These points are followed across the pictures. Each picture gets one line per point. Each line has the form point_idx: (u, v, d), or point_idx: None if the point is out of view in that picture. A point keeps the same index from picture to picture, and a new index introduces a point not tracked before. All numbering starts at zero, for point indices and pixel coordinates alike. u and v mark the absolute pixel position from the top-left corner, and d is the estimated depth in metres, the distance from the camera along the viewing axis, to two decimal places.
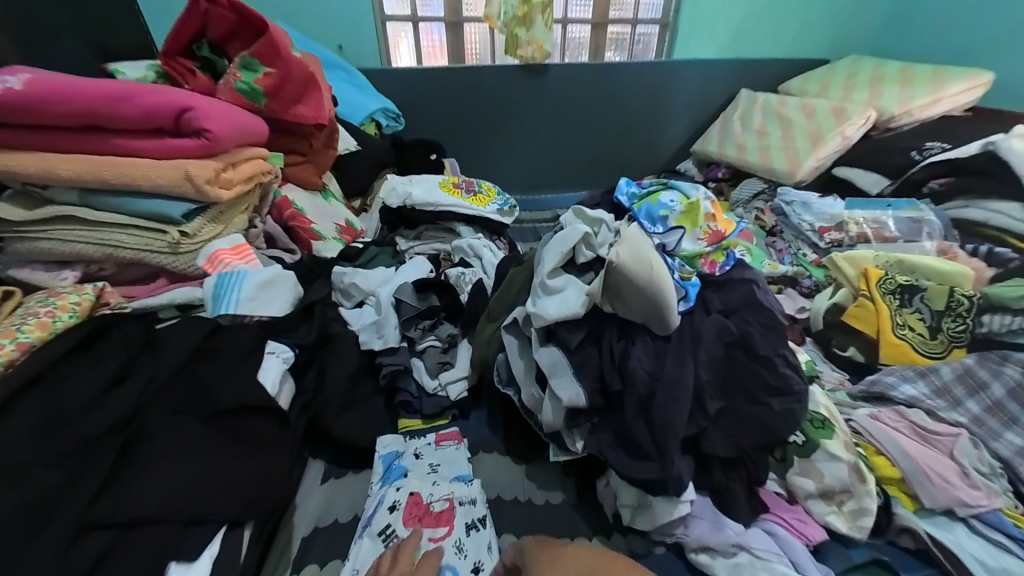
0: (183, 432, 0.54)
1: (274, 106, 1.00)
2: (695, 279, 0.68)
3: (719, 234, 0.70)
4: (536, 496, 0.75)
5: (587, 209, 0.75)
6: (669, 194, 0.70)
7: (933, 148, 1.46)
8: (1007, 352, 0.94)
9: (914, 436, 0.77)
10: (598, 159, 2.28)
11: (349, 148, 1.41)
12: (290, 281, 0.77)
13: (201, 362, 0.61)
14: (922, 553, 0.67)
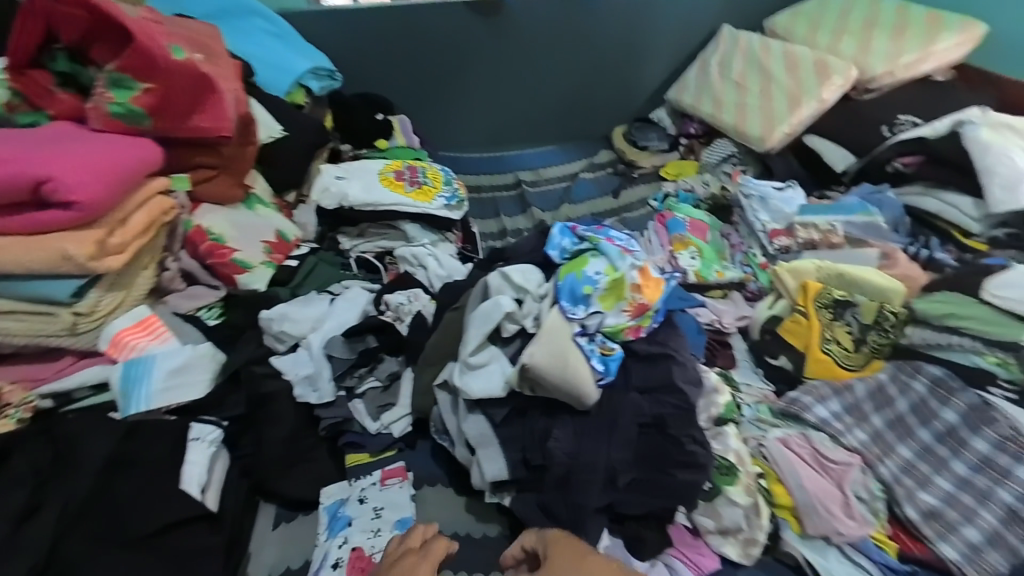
0: (108, 564, 0.59)
1: (165, 126, 0.87)
2: (618, 351, 0.68)
3: (644, 305, 0.70)
4: (475, 529, 0.81)
5: (512, 270, 0.72)
6: (593, 268, 0.68)
7: (904, 123, 1.39)
8: (922, 363, 0.98)
9: (814, 462, 0.85)
10: (567, 108, 2.04)
11: (272, 135, 1.25)
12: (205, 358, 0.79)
13: (118, 476, 0.65)
14: (798, 568, 0.79)
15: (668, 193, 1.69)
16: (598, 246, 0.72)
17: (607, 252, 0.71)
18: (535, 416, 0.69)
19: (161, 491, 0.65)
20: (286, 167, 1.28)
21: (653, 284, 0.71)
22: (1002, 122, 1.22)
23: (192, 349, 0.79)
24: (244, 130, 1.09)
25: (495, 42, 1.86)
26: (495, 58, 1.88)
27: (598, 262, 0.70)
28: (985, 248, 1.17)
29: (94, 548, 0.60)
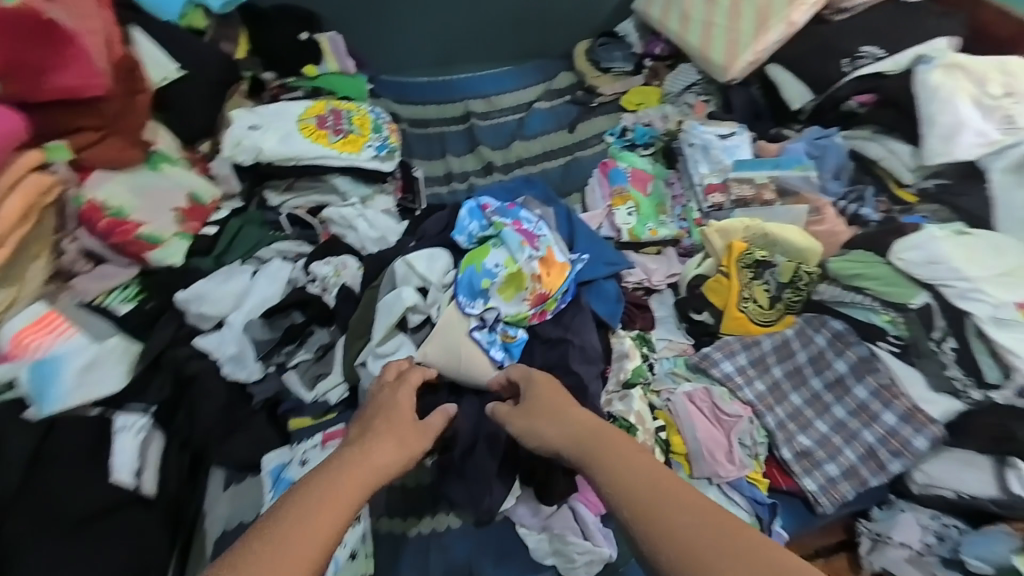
0: (47, 549, 0.68)
1: (21, 86, 0.85)
2: (520, 337, 0.79)
3: (542, 293, 0.81)
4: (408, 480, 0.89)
5: (415, 262, 0.86)
6: (490, 263, 0.82)
7: (865, 56, 1.30)
8: (828, 318, 1.04)
9: (711, 416, 0.96)
10: (522, 20, 1.81)
11: (168, 77, 1.11)
12: (117, 351, 0.84)
13: (43, 471, 0.72)
14: None
15: (627, 128, 1.56)
16: (499, 242, 0.85)
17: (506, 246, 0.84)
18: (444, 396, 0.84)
19: (89, 480, 0.73)
20: (185, 110, 1.13)
21: (551, 272, 0.82)
22: (958, 63, 1.16)
23: (102, 344, 0.83)
24: (128, 77, 0.97)
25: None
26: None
27: (497, 257, 0.83)
28: (914, 200, 1.17)
29: (33, 534, 0.69)
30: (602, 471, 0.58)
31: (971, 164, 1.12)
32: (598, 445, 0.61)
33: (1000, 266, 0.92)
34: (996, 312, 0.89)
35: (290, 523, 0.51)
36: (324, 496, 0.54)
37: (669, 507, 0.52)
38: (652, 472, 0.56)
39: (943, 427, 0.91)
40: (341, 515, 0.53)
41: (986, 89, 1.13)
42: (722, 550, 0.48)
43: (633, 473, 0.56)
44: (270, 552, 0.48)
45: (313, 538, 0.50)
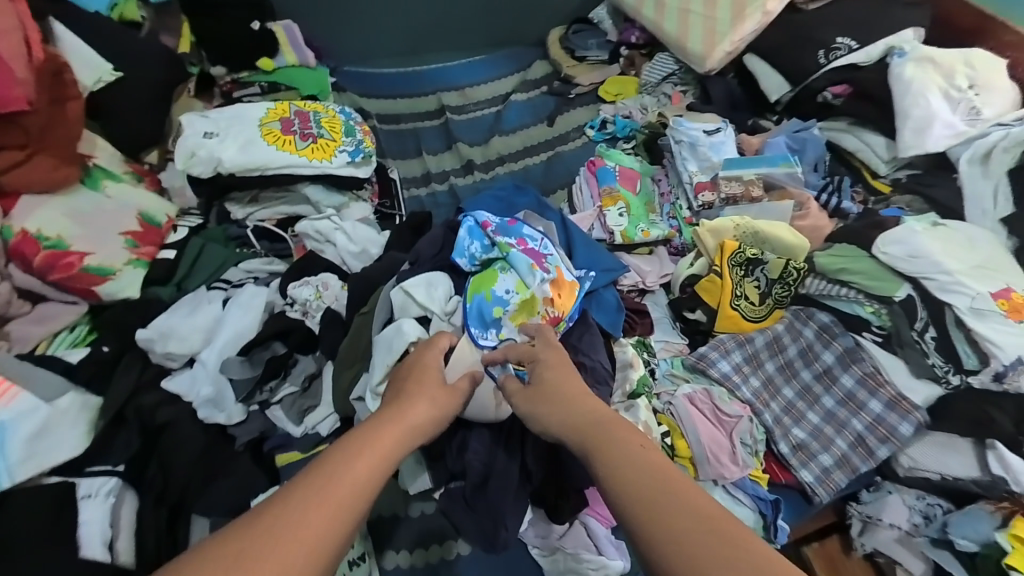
0: None
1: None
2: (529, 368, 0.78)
3: (554, 317, 0.81)
4: (411, 509, 0.83)
5: (413, 289, 0.81)
6: (501, 289, 0.80)
7: (840, 47, 1.30)
8: (815, 311, 1.07)
9: (712, 417, 0.97)
10: (492, 5, 1.71)
11: (102, 80, 0.97)
12: (76, 412, 0.73)
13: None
14: None
15: (606, 119, 1.51)
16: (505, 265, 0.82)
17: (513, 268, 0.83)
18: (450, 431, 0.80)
19: (57, 559, 0.64)
20: (125, 117, 0.99)
21: (562, 294, 0.81)
22: (929, 56, 1.19)
23: (52, 406, 0.71)
24: (53, 87, 0.86)
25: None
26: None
27: (506, 282, 0.81)
28: (887, 190, 1.21)
29: None
30: (604, 461, 0.52)
31: (939, 156, 1.16)
32: (600, 435, 0.55)
33: (976, 258, 0.97)
34: (973, 303, 0.93)
35: (344, 463, 0.48)
36: (371, 440, 0.52)
37: (669, 510, 0.46)
38: (659, 471, 0.49)
39: (925, 412, 0.95)
40: (391, 458, 0.51)
41: (954, 82, 1.17)
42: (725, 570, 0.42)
43: (634, 471, 0.49)
44: (322, 490, 0.45)
45: (366, 476, 0.48)
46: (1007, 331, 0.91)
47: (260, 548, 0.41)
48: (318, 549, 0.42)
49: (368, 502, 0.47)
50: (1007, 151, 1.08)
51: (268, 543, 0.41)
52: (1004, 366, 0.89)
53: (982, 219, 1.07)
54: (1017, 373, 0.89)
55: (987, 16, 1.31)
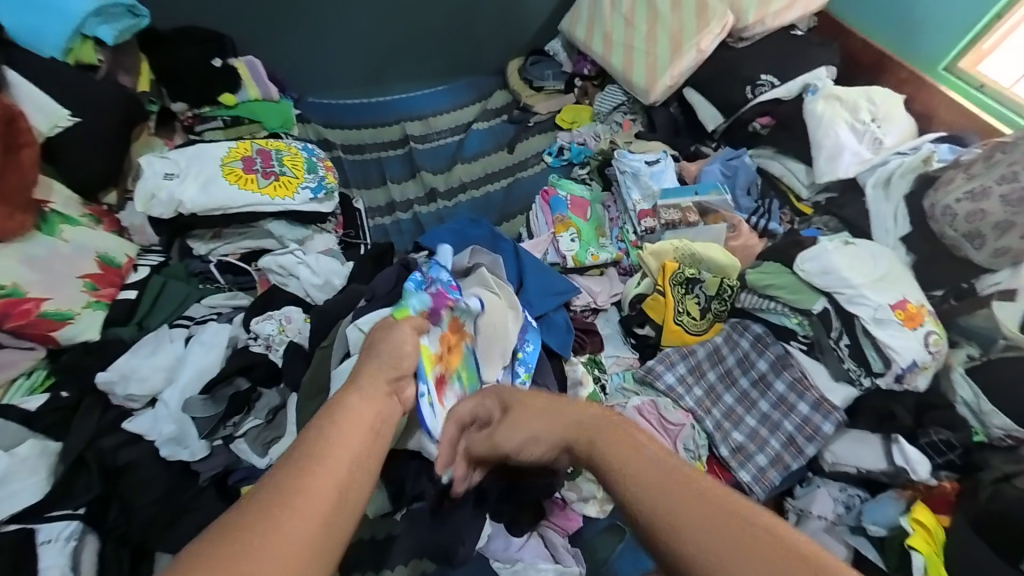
0: None
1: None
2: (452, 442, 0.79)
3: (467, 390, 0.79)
4: (378, 532, 0.85)
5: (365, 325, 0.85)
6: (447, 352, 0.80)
7: (764, 84, 1.44)
8: (749, 322, 1.18)
9: (658, 425, 1.05)
10: (449, 35, 1.72)
11: (58, 125, 0.99)
12: (40, 459, 0.75)
13: None
14: None
15: (563, 146, 1.61)
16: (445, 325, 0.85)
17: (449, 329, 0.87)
18: (406, 458, 0.84)
19: None
20: (78, 161, 1.00)
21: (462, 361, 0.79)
22: (835, 94, 1.35)
23: (11, 455, 0.73)
24: (10, 133, 0.88)
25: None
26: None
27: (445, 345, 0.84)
28: (810, 212, 1.36)
29: None
30: (601, 458, 0.50)
31: (851, 180, 1.31)
32: (597, 431, 0.53)
33: (877, 272, 1.10)
34: (876, 313, 1.05)
35: (329, 443, 0.47)
36: (347, 414, 0.51)
37: (686, 510, 0.42)
38: (658, 460, 0.47)
39: (843, 411, 1.06)
40: (371, 430, 0.51)
41: (858, 116, 1.33)
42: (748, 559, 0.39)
43: (635, 464, 0.47)
44: (309, 478, 0.43)
45: (350, 453, 0.47)
46: (903, 336, 1.03)
47: (252, 546, 0.38)
48: (314, 536, 0.40)
49: (355, 477, 0.46)
50: (903, 177, 1.23)
51: (259, 540, 0.38)
52: (902, 368, 1.02)
53: (886, 237, 1.22)
54: (913, 373, 1.02)
55: (887, 56, 1.48)
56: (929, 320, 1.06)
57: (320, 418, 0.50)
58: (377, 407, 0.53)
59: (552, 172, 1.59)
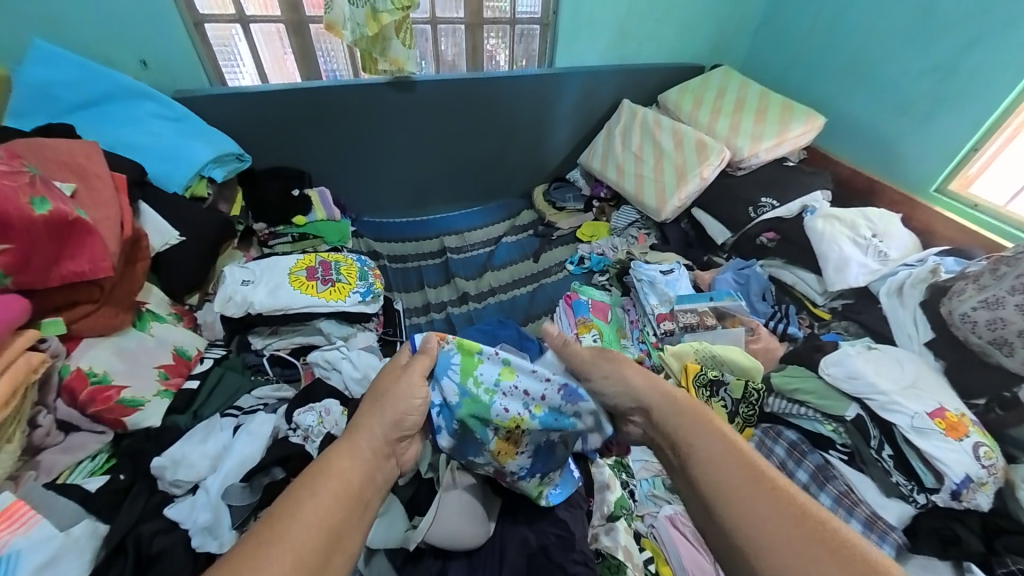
0: None
1: (27, 278, 0.87)
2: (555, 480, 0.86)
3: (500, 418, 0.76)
4: None
5: None
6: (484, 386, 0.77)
7: (766, 206, 1.61)
8: (782, 429, 1.16)
9: (695, 540, 0.99)
10: (484, 168, 2.02)
11: (168, 242, 1.19)
12: (83, 544, 0.75)
13: None
14: None
15: (583, 256, 1.77)
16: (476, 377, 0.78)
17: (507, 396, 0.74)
18: (429, 559, 0.81)
19: None
20: (177, 271, 1.21)
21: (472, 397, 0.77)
22: (832, 214, 1.47)
23: (66, 535, 0.74)
24: (131, 248, 1.09)
25: (395, 113, 1.73)
26: (404, 124, 1.78)
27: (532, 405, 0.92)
28: (828, 316, 1.45)
29: None
30: (675, 435, 0.60)
31: (864, 288, 1.40)
32: (686, 418, 0.61)
33: (905, 379, 1.08)
34: (913, 421, 1.01)
35: (310, 500, 0.51)
36: (329, 472, 0.55)
37: (755, 497, 0.50)
38: (740, 452, 0.55)
39: (901, 533, 0.97)
40: (358, 481, 0.56)
41: (859, 233, 1.43)
42: (800, 533, 0.47)
43: (714, 453, 0.55)
44: (288, 535, 0.47)
45: (334, 506, 0.52)
46: (948, 448, 0.97)
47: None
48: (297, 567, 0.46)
49: (335, 528, 0.51)
50: (914, 287, 1.29)
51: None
52: (956, 483, 0.94)
53: (910, 342, 1.25)
54: (969, 490, 0.94)
55: (876, 182, 1.67)
56: (975, 430, 1.00)
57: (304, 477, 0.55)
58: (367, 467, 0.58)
59: (574, 278, 1.73)
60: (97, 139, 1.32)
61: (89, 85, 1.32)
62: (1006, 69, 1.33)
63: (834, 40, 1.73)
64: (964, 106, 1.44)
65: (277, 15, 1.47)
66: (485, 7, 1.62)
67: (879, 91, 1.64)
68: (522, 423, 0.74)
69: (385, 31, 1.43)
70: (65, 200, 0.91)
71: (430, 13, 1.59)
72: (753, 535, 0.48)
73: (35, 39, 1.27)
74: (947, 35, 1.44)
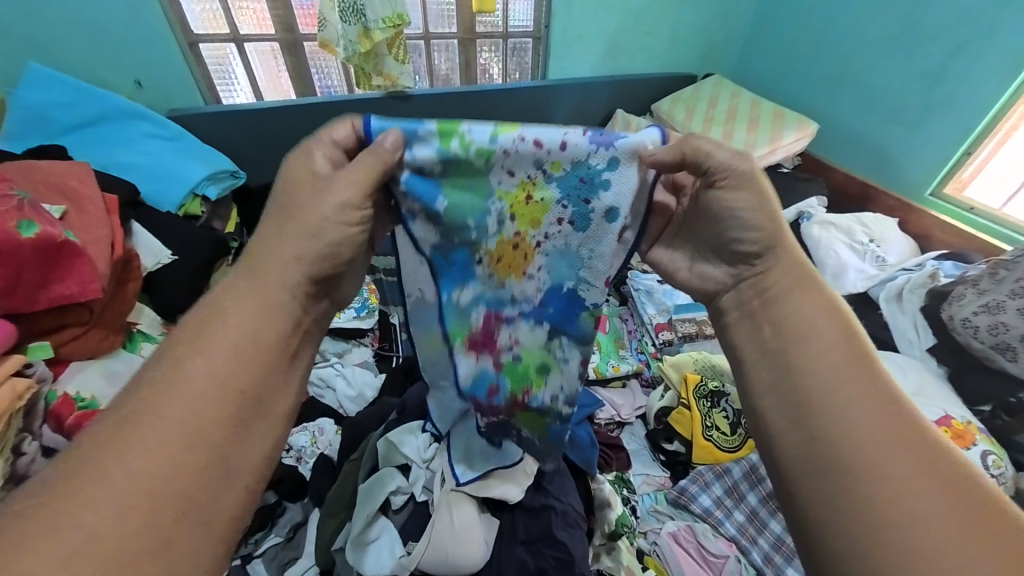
0: None
1: (13, 302, 0.86)
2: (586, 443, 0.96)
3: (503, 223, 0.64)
4: None
5: (396, 438, 0.86)
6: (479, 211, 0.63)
7: None
8: None
9: (699, 558, 0.96)
10: None
11: (160, 261, 1.19)
12: None
13: None
14: None
15: None
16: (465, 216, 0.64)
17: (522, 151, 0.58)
18: None
19: None
20: (171, 291, 1.20)
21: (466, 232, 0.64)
22: (828, 220, 1.46)
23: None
24: (122, 268, 1.08)
25: None
26: None
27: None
28: None
29: None
30: (785, 316, 0.54)
31: (864, 293, 1.39)
32: (799, 293, 0.55)
33: (909, 387, 1.07)
34: None
35: (195, 368, 0.45)
36: (216, 328, 0.48)
37: (867, 405, 0.46)
38: (861, 356, 0.50)
39: None
40: (262, 343, 0.49)
41: (855, 238, 1.42)
42: (912, 452, 0.43)
43: (832, 349, 0.50)
44: (167, 412, 0.43)
45: (233, 368, 0.47)
46: None
47: (96, 487, 0.39)
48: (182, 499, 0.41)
49: (242, 395, 0.47)
50: (913, 292, 1.27)
51: (106, 479, 0.39)
52: None
53: (911, 348, 1.24)
54: None
55: (870, 188, 1.68)
56: (982, 438, 0.99)
57: (146, 387, 0.45)
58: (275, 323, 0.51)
59: None
60: (90, 161, 1.33)
61: (83, 107, 1.32)
62: (994, 75, 1.34)
63: (822, 49, 1.75)
64: (952, 111, 1.45)
65: (271, 34, 1.48)
66: (478, 22, 1.65)
67: (870, 98, 1.66)
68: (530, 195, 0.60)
69: (377, 48, 1.43)
70: (53, 223, 0.90)
71: (424, 29, 1.61)
72: (849, 435, 0.45)
73: (29, 63, 1.28)
74: (934, 43, 1.46)
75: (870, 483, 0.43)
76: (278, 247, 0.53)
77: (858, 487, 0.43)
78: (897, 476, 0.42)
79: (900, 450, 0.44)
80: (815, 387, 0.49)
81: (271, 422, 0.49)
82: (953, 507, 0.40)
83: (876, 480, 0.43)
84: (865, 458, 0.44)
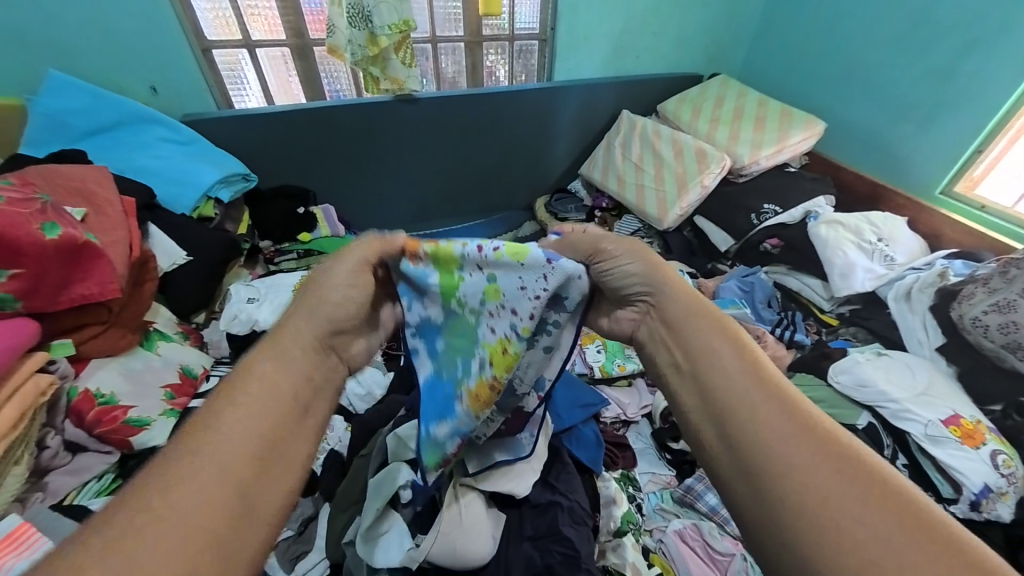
0: None
1: (37, 301, 0.89)
2: (583, 431, 1.03)
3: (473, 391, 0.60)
4: None
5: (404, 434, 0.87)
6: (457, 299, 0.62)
7: (767, 212, 1.60)
8: None
9: (705, 557, 0.96)
10: (486, 182, 2.05)
11: (175, 263, 1.22)
12: None
13: None
14: None
15: None
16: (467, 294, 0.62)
17: (507, 279, 0.57)
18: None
19: None
20: (185, 292, 1.23)
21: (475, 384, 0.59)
22: (835, 219, 1.45)
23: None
24: (139, 269, 1.11)
25: (397, 129, 1.75)
26: (407, 141, 1.81)
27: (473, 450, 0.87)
28: (836, 322, 1.43)
29: None
30: (696, 343, 0.52)
31: (871, 293, 1.38)
32: (702, 319, 0.54)
33: (918, 386, 1.06)
34: (927, 429, 0.99)
35: (223, 419, 0.45)
36: (247, 379, 0.49)
37: (787, 425, 0.44)
38: (766, 374, 0.48)
39: None
40: (288, 393, 0.49)
41: (864, 238, 1.41)
42: (840, 473, 0.41)
43: (741, 371, 0.48)
44: (196, 455, 0.42)
45: (259, 418, 0.46)
46: (966, 457, 0.95)
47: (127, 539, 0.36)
48: (218, 530, 0.39)
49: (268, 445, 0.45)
50: (922, 292, 1.27)
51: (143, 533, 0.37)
52: (974, 493, 0.92)
53: (920, 348, 1.23)
54: (990, 501, 0.91)
55: (879, 187, 1.67)
56: (991, 437, 0.98)
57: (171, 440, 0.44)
58: (298, 372, 0.51)
59: None
60: (108, 164, 1.36)
61: (100, 112, 1.36)
62: (1004, 72, 1.33)
63: (829, 48, 1.75)
64: (963, 108, 1.44)
65: (282, 39, 1.52)
66: (484, 25, 1.67)
67: (878, 96, 1.65)
68: (506, 348, 0.57)
69: (385, 52, 1.45)
70: (75, 224, 0.94)
71: (431, 33, 1.64)
72: (772, 463, 0.43)
73: (50, 71, 1.32)
74: (943, 41, 1.45)
75: (802, 519, 0.40)
76: (290, 319, 0.55)
77: (793, 525, 0.40)
78: (828, 504, 0.40)
79: (825, 471, 0.41)
80: (733, 414, 0.46)
81: (290, 461, 0.47)
82: (886, 529, 0.37)
83: (808, 512, 0.40)
84: (793, 487, 0.41)
